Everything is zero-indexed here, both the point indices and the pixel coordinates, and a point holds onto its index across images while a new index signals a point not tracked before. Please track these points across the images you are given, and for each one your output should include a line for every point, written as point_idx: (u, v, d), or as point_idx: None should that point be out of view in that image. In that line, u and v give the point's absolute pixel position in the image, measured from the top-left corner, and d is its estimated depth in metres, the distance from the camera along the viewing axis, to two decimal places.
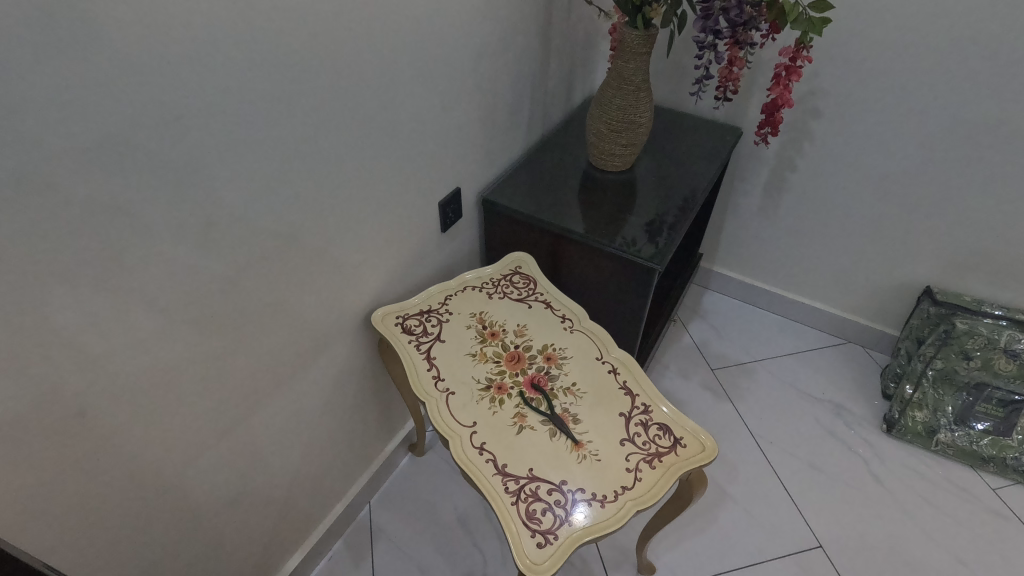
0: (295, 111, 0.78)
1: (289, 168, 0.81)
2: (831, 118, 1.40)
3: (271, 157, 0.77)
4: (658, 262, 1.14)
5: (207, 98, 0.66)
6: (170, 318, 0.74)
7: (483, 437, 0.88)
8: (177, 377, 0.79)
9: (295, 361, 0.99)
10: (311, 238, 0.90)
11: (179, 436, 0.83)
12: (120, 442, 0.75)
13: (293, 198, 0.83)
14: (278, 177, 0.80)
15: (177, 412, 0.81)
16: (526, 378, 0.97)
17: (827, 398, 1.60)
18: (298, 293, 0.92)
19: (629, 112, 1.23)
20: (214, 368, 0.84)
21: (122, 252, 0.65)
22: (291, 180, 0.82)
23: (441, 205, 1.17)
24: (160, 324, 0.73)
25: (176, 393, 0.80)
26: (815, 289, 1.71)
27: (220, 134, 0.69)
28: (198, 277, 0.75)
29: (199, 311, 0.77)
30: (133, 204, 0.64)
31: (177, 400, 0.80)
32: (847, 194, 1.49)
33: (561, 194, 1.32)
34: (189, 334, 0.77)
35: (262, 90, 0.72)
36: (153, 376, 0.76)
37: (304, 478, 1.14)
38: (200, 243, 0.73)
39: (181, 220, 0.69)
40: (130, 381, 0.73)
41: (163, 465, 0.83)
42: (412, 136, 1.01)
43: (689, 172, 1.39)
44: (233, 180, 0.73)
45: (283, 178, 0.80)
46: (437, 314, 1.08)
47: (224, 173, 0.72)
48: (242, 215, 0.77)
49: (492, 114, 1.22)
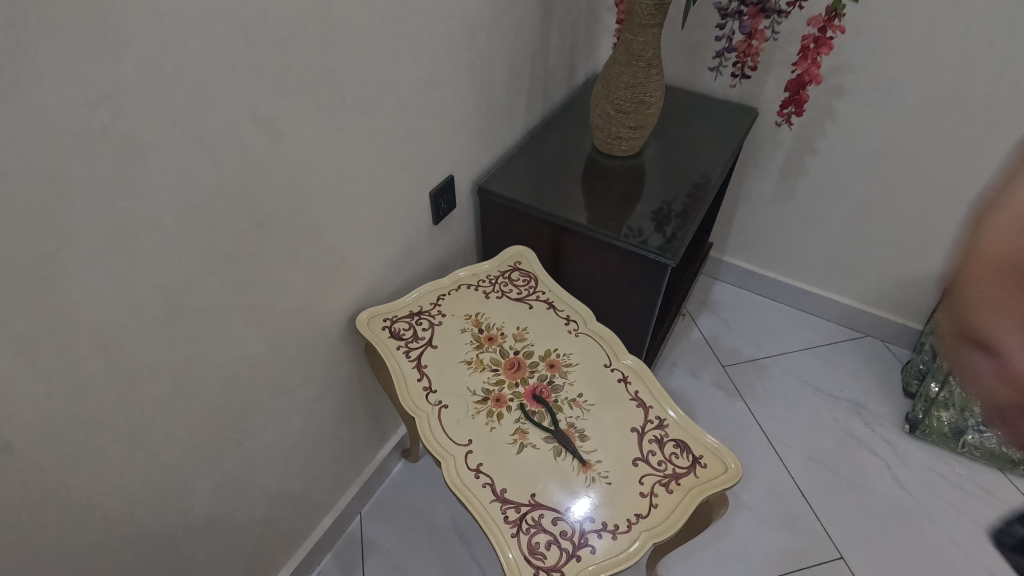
0: (262, 89, 0.67)
1: (258, 154, 0.70)
2: (856, 97, 1.29)
3: (234, 141, 0.66)
4: (671, 257, 1.03)
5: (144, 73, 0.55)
6: (119, 331, 0.64)
7: (479, 457, 0.79)
8: (130, 397, 0.69)
9: (272, 370, 0.89)
10: (287, 234, 0.80)
11: (138, 461, 0.74)
12: (68, 475, 0.66)
13: (262, 189, 0.73)
14: (245, 165, 0.69)
15: (136, 436, 0.72)
16: (527, 388, 0.87)
17: (845, 396, 1.51)
18: (272, 296, 0.82)
19: (638, 92, 1.12)
20: (177, 386, 0.74)
21: (51, 256, 0.54)
22: (259, 167, 0.71)
23: (433, 195, 1.07)
24: (105, 339, 0.63)
25: (131, 415, 0.70)
26: (833, 280, 1.61)
27: (167, 116, 0.58)
28: (150, 285, 0.64)
29: (155, 321, 0.67)
30: (57, 201, 0.53)
31: (135, 422, 0.71)
32: (871, 180, 1.39)
33: (563, 182, 1.22)
34: (143, 349, 0.67)
35: (220, 64, 0.61)
36: (105, 399, 0.66)
37: (287, 493, 1.06)
38: (149, 245, 0.62)
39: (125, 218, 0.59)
40: (77, 406, 0.63)
41: (122, 496, 0.74)
42: (397, 119, 0.91)
43: (702, 158, 1.29)
44: (189, 169, 0.63)
45: (251, 166, 0.70)
46: (428, 316, 0.98)
47: (176, 160, 0.61)
48: (204, 210, 0.66)
49: (488, 95, 1.12)
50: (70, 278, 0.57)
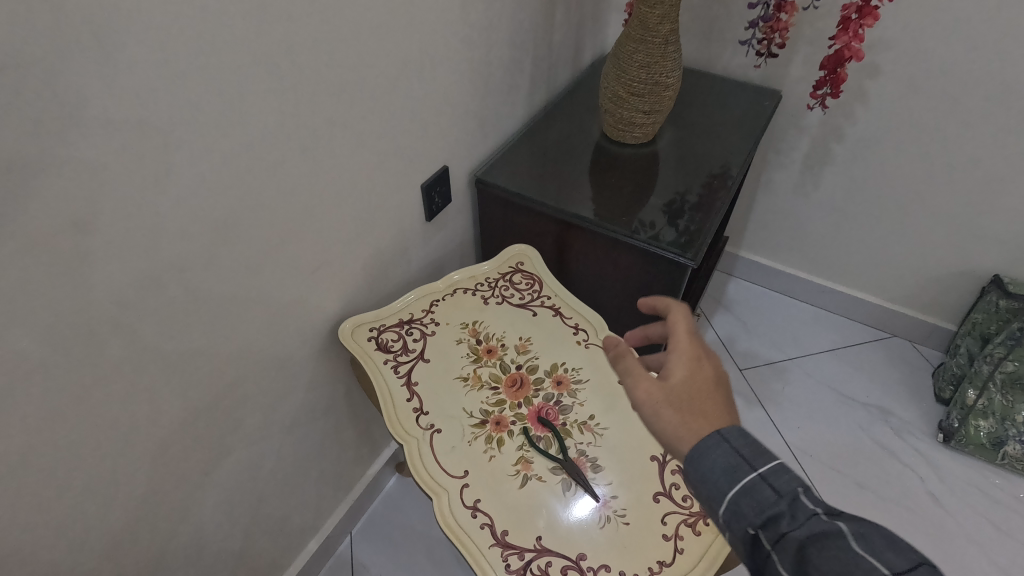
0: (223, 66, 0.56)
1: (221, 143, 0.59)
2: (892, 77, 1.18)
3: (189, 128, 0.55)
4: (691, 256, 0.92)
5: (61, 40, 0.44)
6: (52, 359, 0.53)
7: (477, 492, 0.69)
8: (75, 435, 0.58)
9: (246, 390, 0.78)
10: (258, 236, 0.69)
11: (90, 505, 0.63)
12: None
13: (228, 185, 0.62)
14: (205, 157, 0.58)
15: (85, 476, 0.61)
16: (531, 410, 0.77)
17: (871, 402, 1.40)
18: (244, 307, 0.71)
19: (653, 72, 1.00)
20: (134, 418, 0.63)
21: None
22: (223, 160, 0.60)
23: (426, 188, 0.96)
24: (34, 369, 0.52)
25: (79, 455, 0.59)
26: (858, 277, 1.50)
27: (96, 93, 0.47)
28: (91, 303, 0.53)
29: (98, 345, 0.56)
30: None
31: (80, 461, 0.60)
32: (906, 169, 1.27)
33: (569, 174, 1.11)
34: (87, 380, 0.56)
35: (166, 33, 0.50)
36: (42, 438, 0.55)
37: (267, 518, 0.96)
38: (83, 255, 0.51)
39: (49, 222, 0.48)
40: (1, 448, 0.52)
41: (69, 542, 0.64)
42: (384, 103, 0.80)
43: (720, 146, 1.17)
44: (130, 160, 0.51)
45: (212, 158, 0.58)
46: (420, 325, 0.87)
47: (112, 150, 0.50)
48: (154, 210, 0.55)
49: (487, 75, 1.00)
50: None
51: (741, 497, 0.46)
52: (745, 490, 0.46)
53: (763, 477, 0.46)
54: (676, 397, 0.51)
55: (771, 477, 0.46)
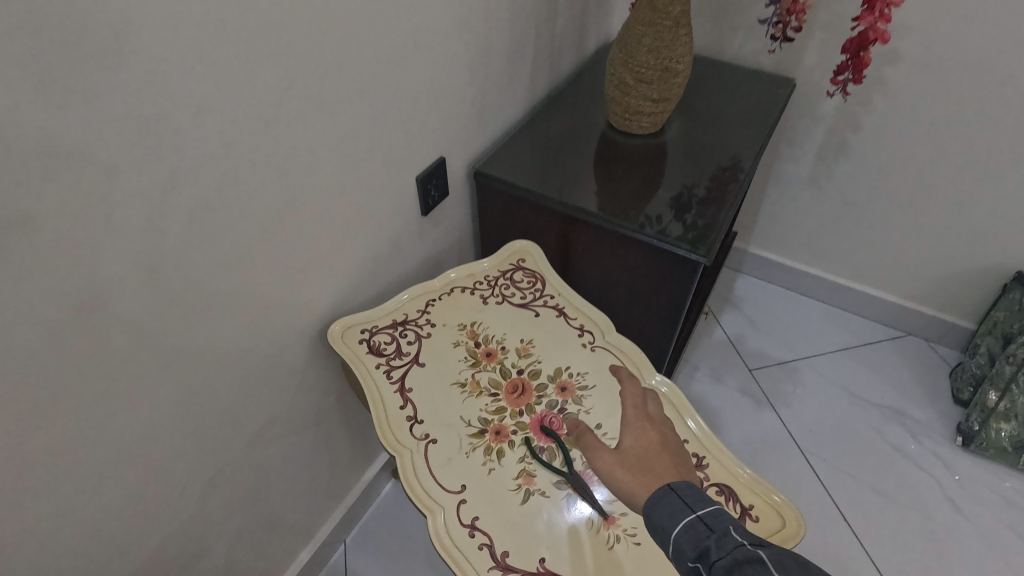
0: (185, 39, 0.51)
1: (179, 122, 0.53)
2: (912, 62, 1.12)
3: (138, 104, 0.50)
4: (704, 253, 0.86)
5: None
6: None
7: (475, 509, 0.64)
8: (30, 444, 0.53)
9: (226, 395, 0.73)
10: (233, 228, 0.63)
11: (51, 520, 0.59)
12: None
13: (191, 169, 0.56)
14: (163, 136, 0.52)
15: (44, 489, 0.56)
16: (533, 418, 0.72)
17: (887, 404, 1.35)
18: (218, 306, 0.66)
19: (663, 57, 0.95)
20: (98, 425, 0.59)
21: None
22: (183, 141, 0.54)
23: (421, 180, 0.90)
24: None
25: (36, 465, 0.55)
26: (872, 273, 1.44)
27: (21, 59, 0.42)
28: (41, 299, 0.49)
29: (53, 346, 0.51)
30: None
31: (33, 474, 0.55)
32: (925, 160, 1.22)
33: (572, 166, 1.05)
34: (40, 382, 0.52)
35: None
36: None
37: (254, 529, 0.91)
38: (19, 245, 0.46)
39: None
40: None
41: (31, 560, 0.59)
42: (373, 87, 0.74)
43: (732, 136, 1.11)
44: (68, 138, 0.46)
45: (171, 138, 0.53)
46: (415, 327, 0.82)
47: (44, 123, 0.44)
48: (103, 195, 0.50)
49: (486, 60, 0.95)
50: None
51: (683, 531, 0.51)
52: (685, 527, 0.51)
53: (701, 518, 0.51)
54: (628, 461, 0.59)
55: (707, 518, 0.51)
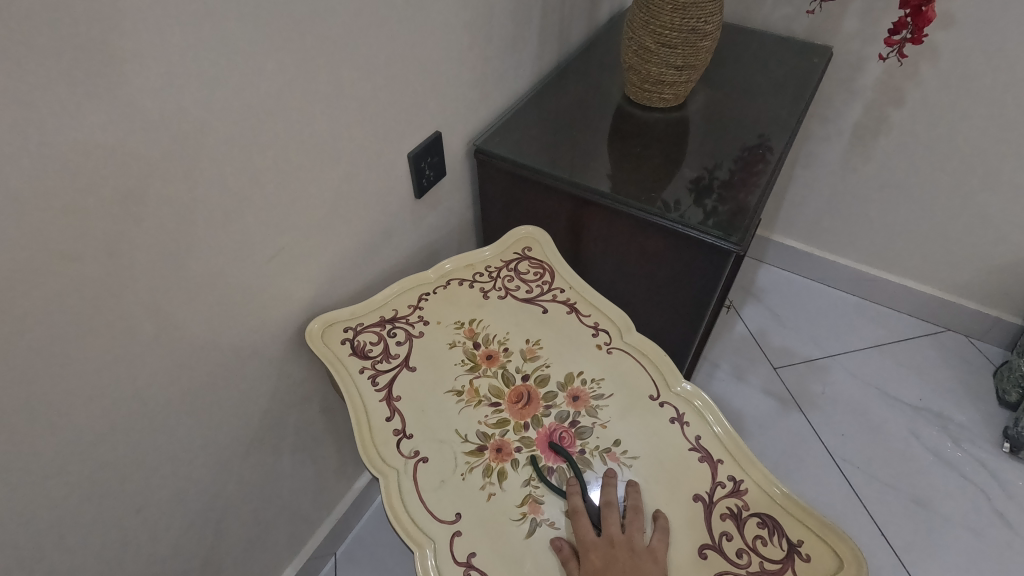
0: None
1: (104, 69, 0.42)
2: (969, 26, 1.00)
3: (41, 37, 0.38)
4: (737, 241, 0.75)
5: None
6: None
7: (472, 543, 0.54)
8: None
9: (191, 404, 0.63)
10: (188, 208, 0.53)
11: None
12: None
13: (124, 127, 0.45)
14: (81, 81, 0.41)
15: None
16: (541, 432, 0.62)
17: (925, 406, 1.24)
18: (178, 303, 0.56)
19: (690, 16, 0.83)
20: (35, 445, 0.50)
21: None
22: (111, 89, 0.43)
23: (416, 157, 0.80)
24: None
25: None
26: (909, 263, 1.33)
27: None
28: None
29: None
30: None
31: None
32: (978, 137, 1.10)
33: (584, 143, 0.94)
34: None
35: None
36: None
37: (233, 547, 0.82)
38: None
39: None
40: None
41: None
42: (358, 44, 0.64)
43: (763, 111, 1.00)
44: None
45: (102, 95, 0.43)
46: (405, 324, 0.72)
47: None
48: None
49: (490, 21, 0.84)
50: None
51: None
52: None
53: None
54: None
55: None
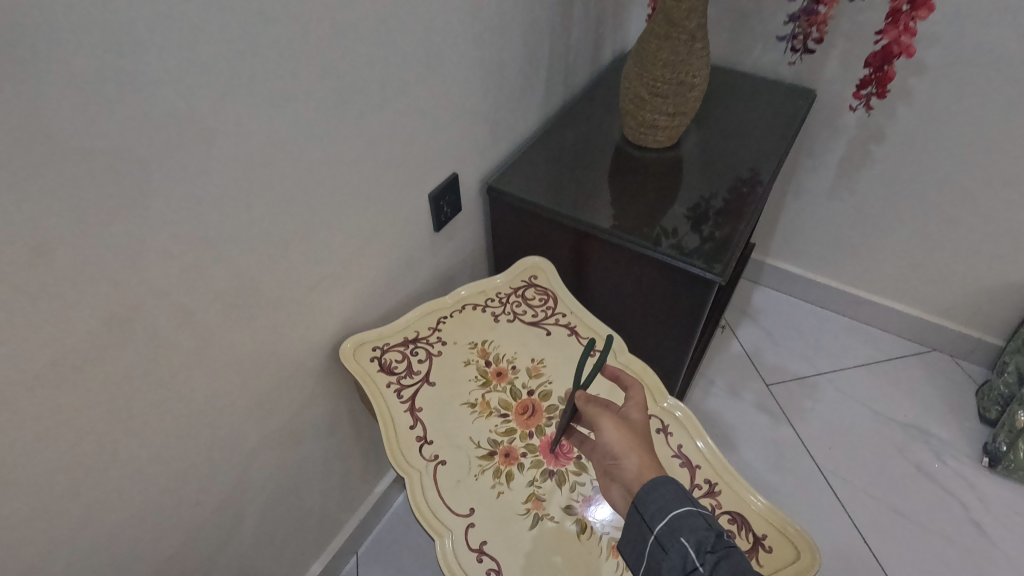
0: (208, 82, 0.52)
1: (201, 153, 0.54)
2: (939, 72, 1.09)
3: (160, 123, 0.50)
4: (720, 271, 0.85)
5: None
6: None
7: (483, 533, 0.64)
8: (69, 465, 0.56)
9: (243, 413, 0.74)
10: (248, 250, 0.64)
11: (83, 536, 0.61)
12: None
13: (202, 181, 0.56)
14: (173, 146, 0.52)
15: (81, 504, 0.59)
16: (543, 441, 0.71)
17: (910, 422, 1.31)
18: (238, 328, 0.67)
19: (679, 71, 0.93)
20: (129, 446, 0.61)
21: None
22: (195, 157, 0.54)
23: (435, 197, 0.91)
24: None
25: (75, 483, 0.57)
26: (896, 287, 1.41)
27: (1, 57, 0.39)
28: (78, 328, 0.51)
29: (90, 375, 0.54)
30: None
31: (71, 493, 0.57)
32: (953, 170, 1.18)
33: (587, 180, 1.04)
34: (80, 407, 0.54)
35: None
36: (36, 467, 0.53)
37: (269, 542, 0.91)
38: (19, 268, 0.45)
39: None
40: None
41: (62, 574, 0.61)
42: (388, 104, 0.75)
43: (751, 149, 1.09)
44: (66, 153, 0.45)
45: (195, 171, 0.55)
46: (426, 345, 0.82)
47: (40, 135, 0.43)
48: (117, 212, 0.50)
49: (500, 76, 0.95)
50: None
51: (682, 519, 0.51)
52: (649, 555, 0.53)
53: (659, 541, 0.52)
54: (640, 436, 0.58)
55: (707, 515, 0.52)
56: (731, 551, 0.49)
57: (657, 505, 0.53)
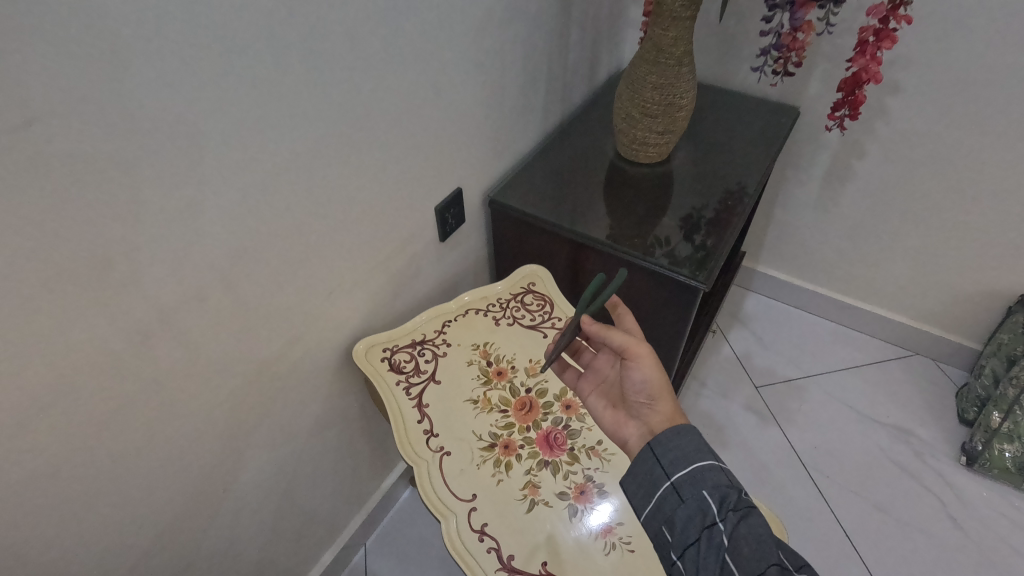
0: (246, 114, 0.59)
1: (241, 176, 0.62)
2: (915, 92, 1.16)
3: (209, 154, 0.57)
4: (704, 279, 0.92)
5: (45, 47, 0.43)
6: (57, 382, 0.54)
7: (485, 516, 0.71)
8: (118, 452, 0.63)
9: (265, 409, 0.81)
10: (273, 260, 0.71)
11: (126, 518, 0.68)
12: (2, 547, 0.57)
13: (236, 201, 0.63)
14: (214, 172, 0.59)
15: (126, 488, 0.66)
16: (540, 434, 0.78)
17: (892, 422, 1.37)
18: (264, 331, 0.74)
19: (667, 93, 1.00)
20: (169, 436, 0.68)
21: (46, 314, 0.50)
22: (232, 181, 0.61)
23: (440, 210, 0.98)
24: (40, 395, 0.53)
25: (124, 468, 0.64)
26: (880, 294, 1.47)
27: (76, 109, 0.46)
28: (132, 330, 0.58)
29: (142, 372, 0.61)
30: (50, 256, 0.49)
31: (120, 477, 0.64)
32: (930, 184, 1.25)
33: (582, 193, 1.12)
34: (131, 400, 0.61)
35: (157, 42, 0.49)
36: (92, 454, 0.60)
37: (285, 531, 0.98)
38: (84, 280, 0.52)
39: (41, 243, 0.48)
40: (9, 469, 0.53)
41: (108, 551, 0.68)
42: (398, 127, 0.82)
43: (737, 164, 1.16)
44: (126, 185, 0.52)
45: (233, 192, 0.62)
46: (432, 346, 0.89)
47: (107, 170, 0.50)
48: (170, 231, 0.57)
49: (501, 97, 1.02)
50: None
51: (706, 472, 0.56)
52: (662, 498, 0.57)
53: (677, 486, 0.57)
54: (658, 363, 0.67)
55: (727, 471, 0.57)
56: (749, 511, 0.54)
57: (679, 454, 0.58)
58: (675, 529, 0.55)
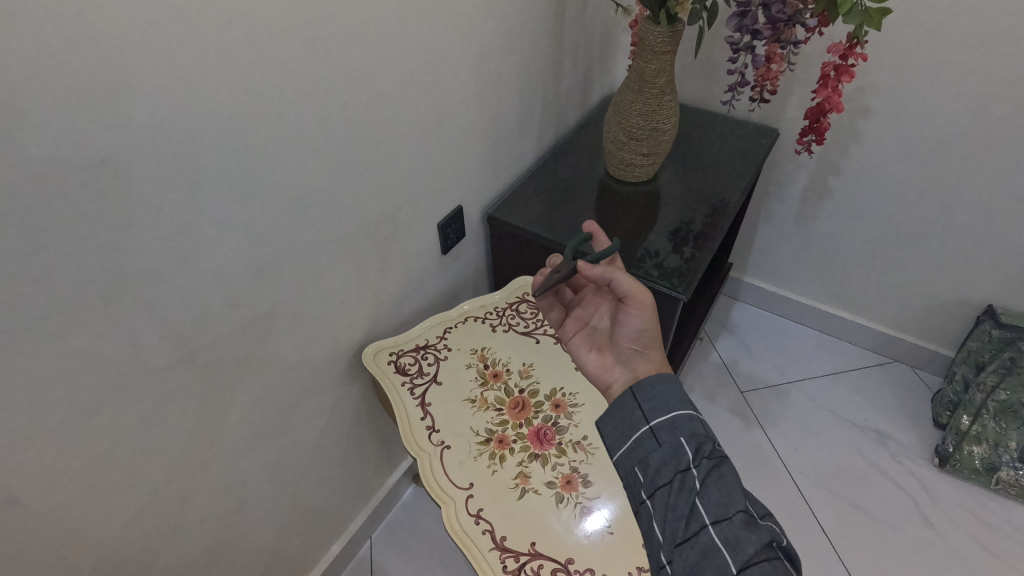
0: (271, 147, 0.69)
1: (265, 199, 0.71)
2: (882, 117, 1.25)
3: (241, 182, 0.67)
4: (683, 290, 1.00)
5: (121, 103, 0.53)
6: (110, 377, 0.63)
7: (480, 502, 0.79)
8: (158, 438, 0.72)
9: (282, 405, 0.89)
10: (292, 273, 0.80)
11: (161, 499, 0.77)
12: (60, 519, 0.66)
13: (262, 222, 0.72)
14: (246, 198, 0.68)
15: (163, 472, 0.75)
16: (531, 429, 0.86)
17: (870, 426, 1.45)
18: (282, 335, 0.83)
19: (651, 119, 1.09)
20: (199, 426, 0.77)
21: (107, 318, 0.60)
22: (259, 204, 0.71)
23: (441, 226, 1.07)
24: (94, 390, 0.62)
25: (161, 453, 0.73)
26: (859, 304, 1.55)
27: (138, 150, 0.56)
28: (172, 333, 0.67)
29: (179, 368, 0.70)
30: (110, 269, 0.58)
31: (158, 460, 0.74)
32: (899, 201, 1.34)
33: (574, 209, 1.20)
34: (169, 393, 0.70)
35: (202, 91, 0.59)
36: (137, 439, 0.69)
37: (297, 520, 1.06)
38: (137, 290, 0.62)
39: (105, 261, 0.57)
40: (68, 453, 0.63)
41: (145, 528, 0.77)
42: (404, 154, 0.91)
43: (719, 182, 1.25)
44: (176, 209, 0.61)
45: (259, 214, 0.71)
46: (434, 351, 0.97)
47: (161, 198, 0.60)
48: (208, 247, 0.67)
49: (498, 123, 1.11)
50: (37, 328, 0.55)
51: (681, 420, 0.64)
52: (638, 442, 0.65)
53: (654, 431, 0.65)
54: None
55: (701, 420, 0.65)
56: (721, 462, 0.62)
57: (658, 402, 0.66)
58: (648, 469, 0.63)
